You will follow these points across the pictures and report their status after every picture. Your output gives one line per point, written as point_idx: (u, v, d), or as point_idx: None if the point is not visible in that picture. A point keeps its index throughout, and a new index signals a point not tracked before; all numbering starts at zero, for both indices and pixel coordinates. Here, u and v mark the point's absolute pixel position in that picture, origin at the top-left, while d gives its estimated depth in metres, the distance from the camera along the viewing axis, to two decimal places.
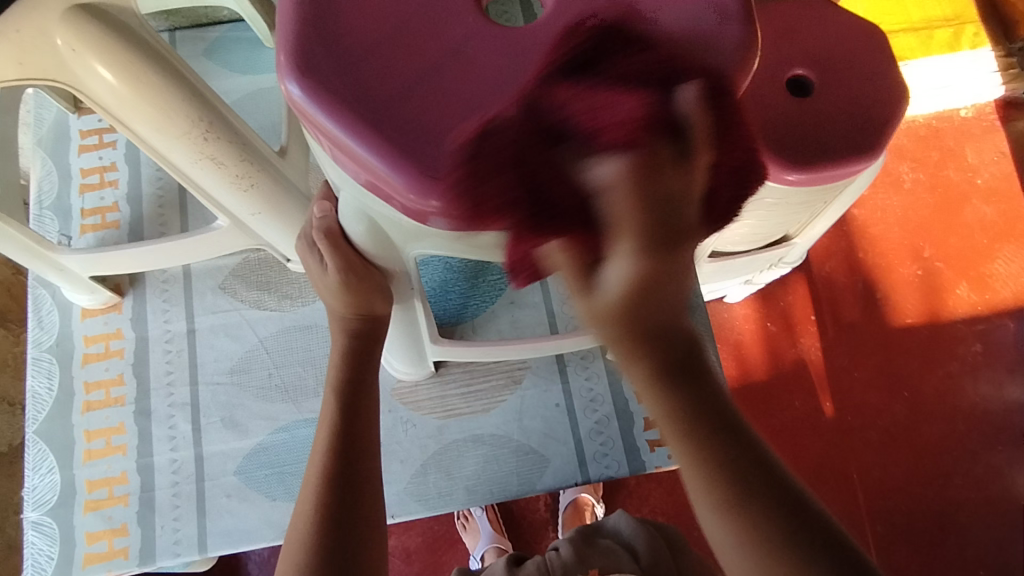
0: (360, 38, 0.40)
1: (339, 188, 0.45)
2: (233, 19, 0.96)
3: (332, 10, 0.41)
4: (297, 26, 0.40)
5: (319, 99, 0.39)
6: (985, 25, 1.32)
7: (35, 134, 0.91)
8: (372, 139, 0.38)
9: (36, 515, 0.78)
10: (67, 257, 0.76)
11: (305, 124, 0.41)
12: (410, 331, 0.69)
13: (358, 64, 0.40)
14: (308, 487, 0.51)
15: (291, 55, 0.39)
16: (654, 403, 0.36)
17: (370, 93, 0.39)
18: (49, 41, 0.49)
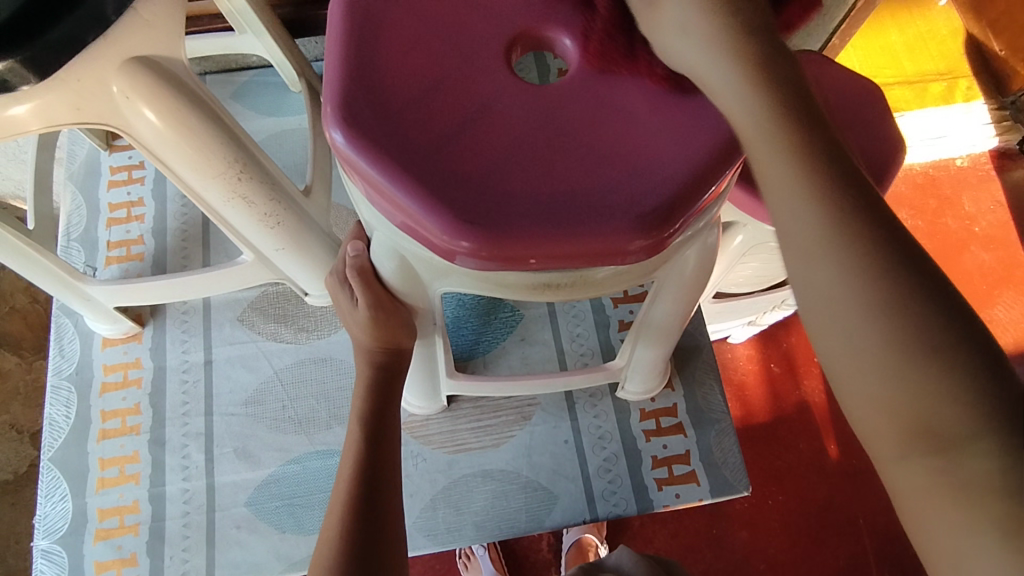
0: (401, 92, 0.44)
1: (372, 228, 0.48)
2: (261, 65, 1.01)
3: (374, 65, 0.45)
4: (343, 80, 0.44)
5: (362, 146, 0.42)
6: (978, 80, 1.38)
7: (67, 169, 0.96)
8: (409, 184, 0.41)
9: (46, 543, 0.79)
10: (93, 287, 0.79)
11: (345, 168, 0.44)
12: (426, 366, 0.71)
13: (398, 116, 0.43)
14: (330, 516, 0.53)
15: (336, 106, 0.43)
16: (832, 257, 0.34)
17: (409, 141, 0.42)
18: (107, 89, 0.53)
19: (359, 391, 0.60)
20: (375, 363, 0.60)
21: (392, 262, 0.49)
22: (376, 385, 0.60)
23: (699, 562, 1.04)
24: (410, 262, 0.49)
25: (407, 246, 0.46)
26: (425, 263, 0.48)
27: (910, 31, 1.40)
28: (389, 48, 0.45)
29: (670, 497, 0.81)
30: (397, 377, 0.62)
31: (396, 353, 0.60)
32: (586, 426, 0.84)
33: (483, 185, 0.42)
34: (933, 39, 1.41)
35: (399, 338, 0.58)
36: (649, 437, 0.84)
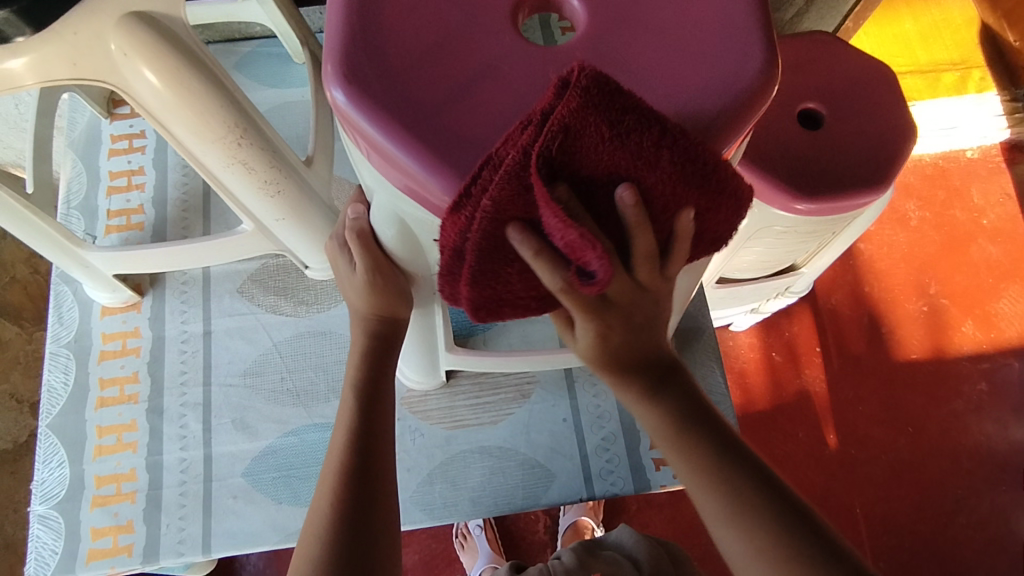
0: (403, 53, 0.43)
1: (374, 191, 0.47)
2: (265, 36, 1.00)
3: (375, 23, 0.44)
4: (345, 40, 0.43)
5: (363, 106, 0.41)
6: (991, 71, 1.36)
7: (68, 136, 0.95)
8: (412, 144, 0.41)
9: (43, 509, 0.79)
10: (93, 254, 0.78)
11: (347, 129, 0.43)
12: (427, 339, 0.70)
13: (399, 75, 0.42)
14: (326, 488, 0.53)
15: (337, 65, 0.42)
16: (647, 415, 0.51)
17: (411, 101, 0.41)
18: (105, 45, 0.52)
19: (355, 358, 0.60)
20: (371, 330, 0.60)
21: (393, 227, 0.49)
22: (371, 353, 0.60)
23: (693, 546, 1.04)
24: (411, 229, 0.48)
25: (408, 210, 0.45)
26: (426, 228, 0.46)
27: (925, 19, 1.38)
28: (391, 7, 0.44)
29: (668, 477, 0.80)
30: (391, 347, 0.61)
31: (393, 320, 0.60)
32: (585, 405, 0.84)
33: (487, 144, 0.41)
34: (947, 28, 1.39)
35: (394, 307, 0.58)
36: None
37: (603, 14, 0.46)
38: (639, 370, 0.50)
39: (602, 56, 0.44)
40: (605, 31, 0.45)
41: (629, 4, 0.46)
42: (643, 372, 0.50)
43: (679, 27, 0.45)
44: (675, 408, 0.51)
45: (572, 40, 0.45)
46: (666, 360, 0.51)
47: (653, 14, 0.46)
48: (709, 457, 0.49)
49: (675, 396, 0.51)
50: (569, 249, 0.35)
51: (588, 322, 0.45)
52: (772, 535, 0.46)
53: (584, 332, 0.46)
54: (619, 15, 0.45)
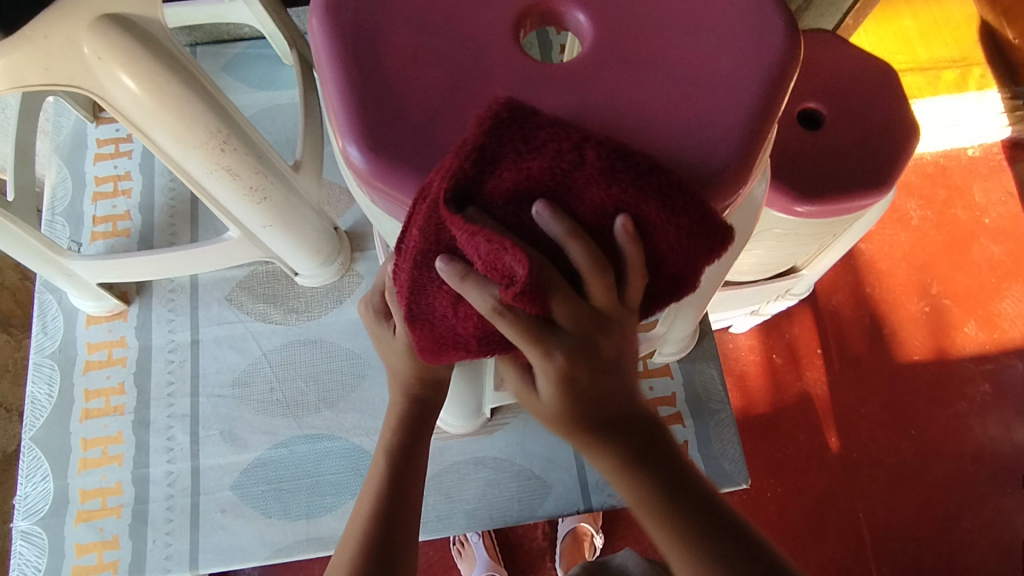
0: (415, 94, 0.40)
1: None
2: (254, 38, 0.98)
3: (377, 67, 0.40)
4: (352, 105, 0.39)
5: (402, 177, 0.38)
6: (991, 68, 1.34)
7: (53, 141, 0.93)
8: None
9: (26, 525, 0.77)
10: (76, 262, 0.76)
11: (364, 186, 0.40)
12: (473, 390, 0.69)
13: (416, 118, 0.39)
14: (353, 530, 0.51)
15: (348, 120, 0.39)
16: (624, 484, 0.44)
17: (446, 156, 0.39)
18: (77, 48, 0.50)
19: (392, 423, 0.56)
20: (412, 395, 0.56)
21: None
22: (410, 421, 0.56)
23: None
24: None
25: None
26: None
27: (924, 16, 1.36)
28: (389, 55, 0.41)
29: None
30: (432, 412, 0.58)
31: (438, 384, 0.57)
32: None
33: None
34: (947, 24, 1.37)
35: (437, 369, 0.55)
36: None
37: (607, 21, 0.43)
38: (614, 433, 0.43)
39: (620, 70, 0.42)
40: (612, 42, 0.43)
41: (632, 10, 0.44)
42: (613, 434, 0.43)
43: (694, 37, 0.43)
44: (648, 472, 0.43)
45: (584, 54, 0.43)
46: (643, 415, 0.44)
47: (657, 18, 0.44)
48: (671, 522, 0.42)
49: (653, 460, 0.44)
50: (489, 265, 0.33)
51: (570, 356, 0.38)
52: None
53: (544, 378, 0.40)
54: (627, 25, 0.43)
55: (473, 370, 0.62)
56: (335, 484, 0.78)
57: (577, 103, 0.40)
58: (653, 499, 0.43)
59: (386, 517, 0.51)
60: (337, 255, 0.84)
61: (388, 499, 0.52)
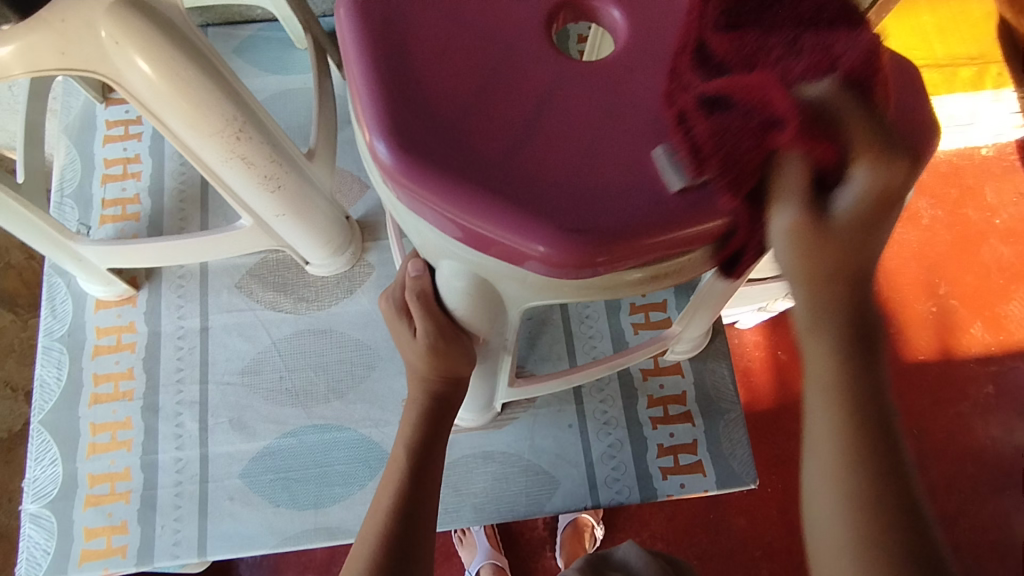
0: (445, 89, 0.39)
1: (439, 254, 0.43)
2: (266, 20, 0.96)
3: (406, 62, 0.39)
4: (379, 100, 0.38)
5: (429, 174, 0.37)
6: (1009, 66, 1.32)
7: (62, 121, 0.91)
8: (472, 190, 0.37)
9: (35, 508, 0.77)
10: (86, 247, 0.76)
11: (389, 183, 0.39)
12: (487, 386, 0.69)
13: (444, 115, 0.38)
14: (368, 531, 0.51)
15: (375, 115, 0.38)
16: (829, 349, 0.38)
17: (476, 155, 0.38)
18: (94, 33, 0.48)
19: (411, 420, 0.57)
20: (429, 394, 0.56)
21: (459, 280, 0.44)
22: (428, 418, 0.56)
23: (694, 547, 1.03)
24: (478, 282, 0.44)
25: (468, 258, 0.41)
26: (511, 283, 0.42)
27: (943, 12, 1.34)
28: (418, 48, 0.40)
29: (675, 486, 0.78)
30: (450, 409, 0.58)
31: (456, 382, 0.57)
32: (592, 411, 0.82)
33: (576, 191, 0.37)
34: (965, 21, 1.34)
35: (457, 369, 0.55)
36: (655, 425, 0.81)
37: (640, 19, 0.42)
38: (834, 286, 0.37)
39: (655, 72, 0.41)
40: (646, 42, 0.42)
41: (667, 9, 0.43)
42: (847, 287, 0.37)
43: None
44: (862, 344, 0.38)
45: (616, 54, 0.41)
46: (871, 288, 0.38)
47: None
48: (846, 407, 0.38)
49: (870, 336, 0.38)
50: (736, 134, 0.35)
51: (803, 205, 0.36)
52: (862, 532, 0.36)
53: (783, 217, 0.36)
54: (661, 25, 0.42)
55: (489, 369, 0.62)
56: (343, 475, 0.78)
57: (609, 105, 0.39)
58: (850, 379, 0.38)
59: (404, 515, 0.51)
60: (348, 245, 0.84)
61: (405, 495, 0.52)
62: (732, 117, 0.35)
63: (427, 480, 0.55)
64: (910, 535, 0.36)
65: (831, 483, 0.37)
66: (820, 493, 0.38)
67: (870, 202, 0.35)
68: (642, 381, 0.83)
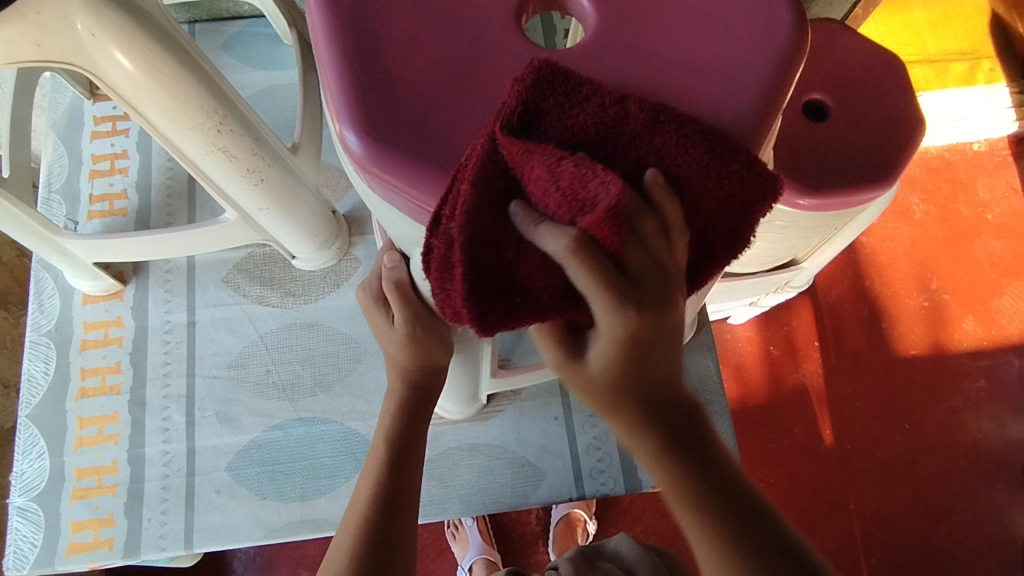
0: (413, 78, 0.39)
1: (414, 245, 0.44)
2: (253, 16, 0.96)
3: (376, 51, 0.40)
4: (349, 89, 0.39)
5: (399, 165, 0.37)
6: (1000, 62, 1.32)
7: (50, 117, 0.92)
8: (441, 178, 0.37)
9: (22, 501, 0.77)
10: (72, 242, 0.76)
11: (360, 172, 0.39)
12: (469, 376, 0.69)
13: (413, 104, 0.39)
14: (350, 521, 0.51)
15: (344, 104, 0.38)
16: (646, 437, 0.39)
17: (444, 144, 0.38)
18: (70, 25, 0.49)
19: (391, 411, 0.57)
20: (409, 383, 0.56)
21: None
22: (406, 409, 0.57)
23: (686, 542, 1.03)
24: None
25: None
26: None
27: (935, 7, 1.34)
28: (389, 40, 0.40)
29: None
30: (429, 400, 0.59)
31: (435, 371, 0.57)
32: (577, 403, 0.82)
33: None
34: (957, 16, 1.35)
35: (435, 358, 0.55)
36: None
37: (611, 8, 0.42)
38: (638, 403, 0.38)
39: (624, 60, 0.41)
40: (616, 29, 0.42)
41: None
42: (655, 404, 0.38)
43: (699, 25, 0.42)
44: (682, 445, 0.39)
45: (586, 42, 0.42)
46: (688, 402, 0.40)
47: (664, 5, 0.43)
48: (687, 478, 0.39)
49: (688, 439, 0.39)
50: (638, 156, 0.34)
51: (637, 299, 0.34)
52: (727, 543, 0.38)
53: (608, 318, 0.34)
54: (634, 13, 0.42)
55: (467, 356, 0.62)
56: (329, 468, 0.79)
57: None
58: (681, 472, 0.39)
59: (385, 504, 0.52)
60: (334, 239, 0.83)
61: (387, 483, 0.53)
62: (655, 134, 0.34)
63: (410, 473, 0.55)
64: (761, 550, 0.38)
65: (703, 555, 0.39)
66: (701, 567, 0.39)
67: (614, 361, 0.36)
68: None
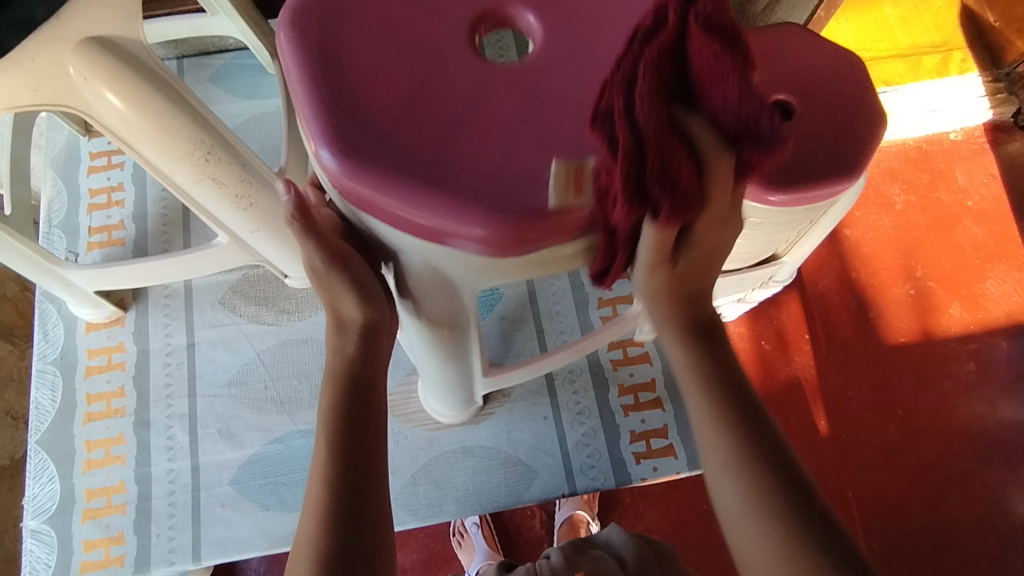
0: (379, 100, 0.43)
1: (394, 248, 0.47)
2: (239, 48, 1.01)
3: (342, 78, 0.43)
4: (321, 114, 0.42)
5: (370, 177, 0.41)
6: (972, 52, 1.37)
7: (48, 155, 0.96)
8: (411, 185, 0.41)
9: (35, 524, 0.80)
10: (73, 272, 0.79)
11: (337, 188, 0.43)
12: (463, 382, 0.73)
13: (381, 122, 0.42)
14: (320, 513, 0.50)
15: (318, 128, 0.42)
16: (681, 357, 0.51)
17: (412, 155, 0.41)
18: (64, 70, 0.53)
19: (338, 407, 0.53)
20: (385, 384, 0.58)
21: (415, 268, 0.48)
22: (344, 393, 0.52)
23: (688, 536, 1.05)
24: (433, 269, 0.47)
25: (416, 246, 0.45)
26: (458, 266, 0.46)
27: (905, 3, 1.39)
28: (354, 68, 0.44)
29: (648, 470, 0.82)
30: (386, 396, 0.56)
31: (370, 338, 0.53)
32: (565, 402, 0.85)
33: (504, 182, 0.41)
34: (928, 10, 1.39)
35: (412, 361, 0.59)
36: (627, 412, 0.84)
37: (556, 29, 0.46)
38: (686, 309, 0.51)
39: (568, 68, 0.45)
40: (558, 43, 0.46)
41: (577, 12, 0.47)
42: (688, 316, 0.51)
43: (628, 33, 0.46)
44: (710, 360, 0.51)
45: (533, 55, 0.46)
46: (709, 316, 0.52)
47: (601, 21, 0.47)
48: (723, 398, 0.49)
49: (713, 352, 0.51)
50: (731, 116, 0.38)
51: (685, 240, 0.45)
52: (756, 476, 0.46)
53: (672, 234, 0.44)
54: (572, 29, 0.46)
55: (456, 362, 0.66)
56: None
57: (531, 101, 0.44)
58: (709, 381, 0.50)
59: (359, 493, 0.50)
60: None
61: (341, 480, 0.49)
62: (740, 103, 0.38)
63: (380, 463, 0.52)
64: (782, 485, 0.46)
65: (723, 466, 0.47)
66: (715, 476, 0.48)
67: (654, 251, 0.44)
68: (613, 370, 0.86)
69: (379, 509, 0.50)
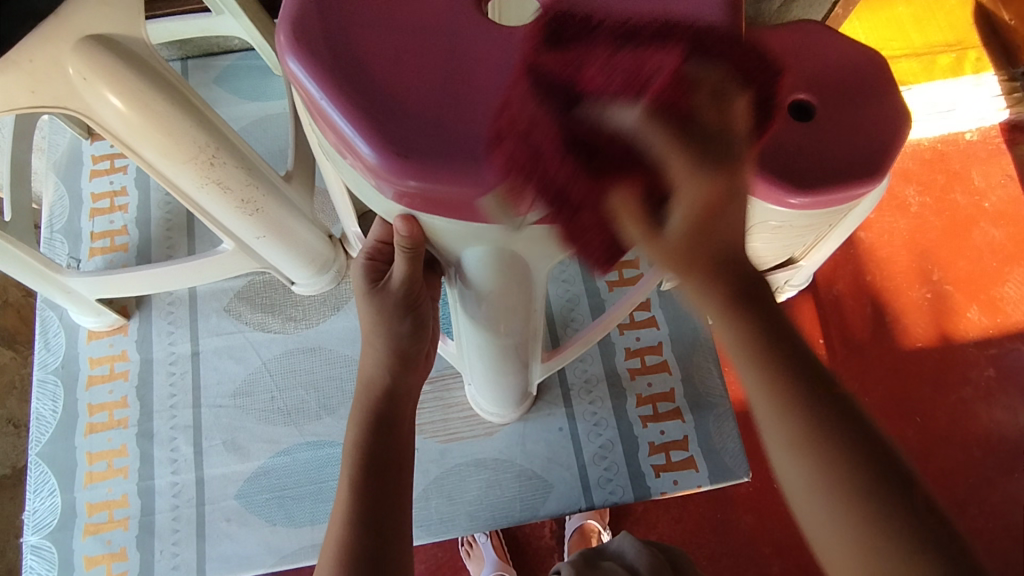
0: (400, 76, 0.36)
1: (461, 243, 0.42)
2: (244, 49, 0.99)
3: (354, 58, 0.37)
4: (345, 102, 0.36)
5: (439, 172, 0.35)
6: (987, 51, 1.33)
7: (49, 159, 0.94)
8: (470, 168, 0.35)
9: (35, 539, 0.78)
10: (75, 280, 0.77)
11: (379, 184, 0.37)
12: (517, 378, 0.69)
13: (411, 99, 0.36)
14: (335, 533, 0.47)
15: (346, 120, 0.36)
16: (731, 331, 0.37)
17: (460, 133, 0.35)
18: (62, 71, 0.50)
19: (357, 424, 0.51)
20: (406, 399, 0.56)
21: (482, 257, 0.43)
22: (372, 416, 0.51)
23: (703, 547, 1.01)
24: (505, 256, 0.43)
25: (487, 233, 0.39)
26: (538, 246, 0.41)
27: (918, 2, 1.36)
28: (368, 47, 0.37)
29: (668, 483, 0.79)
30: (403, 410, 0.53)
31: (407, 366, 0.54)
32: (581, 413, 0.82)
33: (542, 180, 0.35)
34: (941, 9, 1.36)
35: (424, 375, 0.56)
36: (646, 423, 0.82)
37: None
38: (721, 272, 0.35)
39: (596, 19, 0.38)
40: None
41: None
42: (727, 277, 0.35)
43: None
44: (763, 322, 0.37)
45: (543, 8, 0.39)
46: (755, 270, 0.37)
47: None
48: (791, 372, 0.36)
49: (762, 311, 0.37)
50: (627, 79, 0.30)
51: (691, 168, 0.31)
52: (853, 468, 0.35)
53: (672, 190, 0.32)
54: None
55: (514, 361, 0.63)
56: None
57: None
58: (765, 349, 0.37)
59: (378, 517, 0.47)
60: (333, 262, 0.84)
61: (365, 497, 0.47)
62: (628, 60, 0.31)
63: (401, 487, 0.50)
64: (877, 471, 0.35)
65: (801, 465, 0.36)
66: (775, 457, 0.37)
67: (696, 219, 0.33)
68: (630, 380, 0.84)
69: (401, 533, 0.47)
